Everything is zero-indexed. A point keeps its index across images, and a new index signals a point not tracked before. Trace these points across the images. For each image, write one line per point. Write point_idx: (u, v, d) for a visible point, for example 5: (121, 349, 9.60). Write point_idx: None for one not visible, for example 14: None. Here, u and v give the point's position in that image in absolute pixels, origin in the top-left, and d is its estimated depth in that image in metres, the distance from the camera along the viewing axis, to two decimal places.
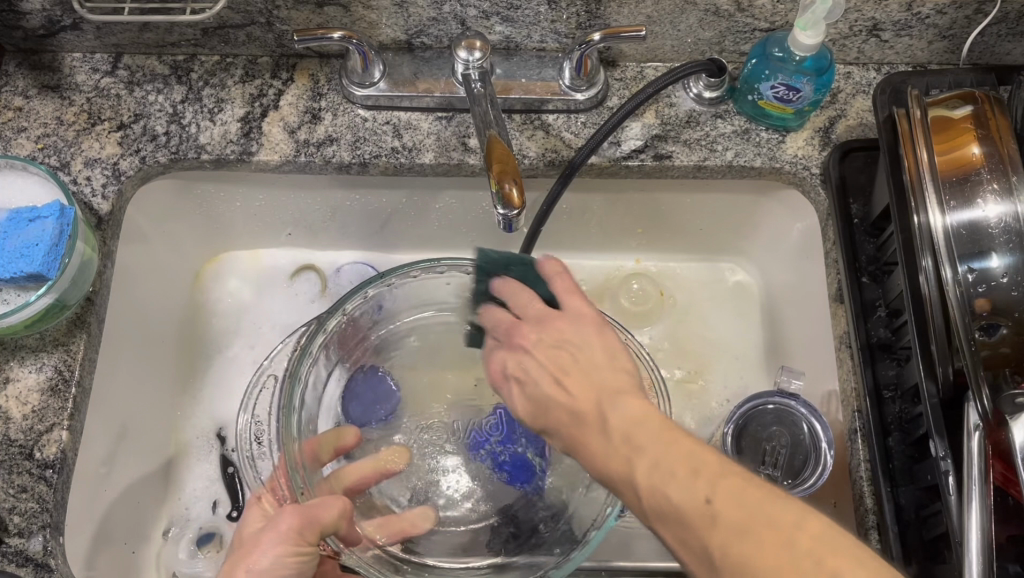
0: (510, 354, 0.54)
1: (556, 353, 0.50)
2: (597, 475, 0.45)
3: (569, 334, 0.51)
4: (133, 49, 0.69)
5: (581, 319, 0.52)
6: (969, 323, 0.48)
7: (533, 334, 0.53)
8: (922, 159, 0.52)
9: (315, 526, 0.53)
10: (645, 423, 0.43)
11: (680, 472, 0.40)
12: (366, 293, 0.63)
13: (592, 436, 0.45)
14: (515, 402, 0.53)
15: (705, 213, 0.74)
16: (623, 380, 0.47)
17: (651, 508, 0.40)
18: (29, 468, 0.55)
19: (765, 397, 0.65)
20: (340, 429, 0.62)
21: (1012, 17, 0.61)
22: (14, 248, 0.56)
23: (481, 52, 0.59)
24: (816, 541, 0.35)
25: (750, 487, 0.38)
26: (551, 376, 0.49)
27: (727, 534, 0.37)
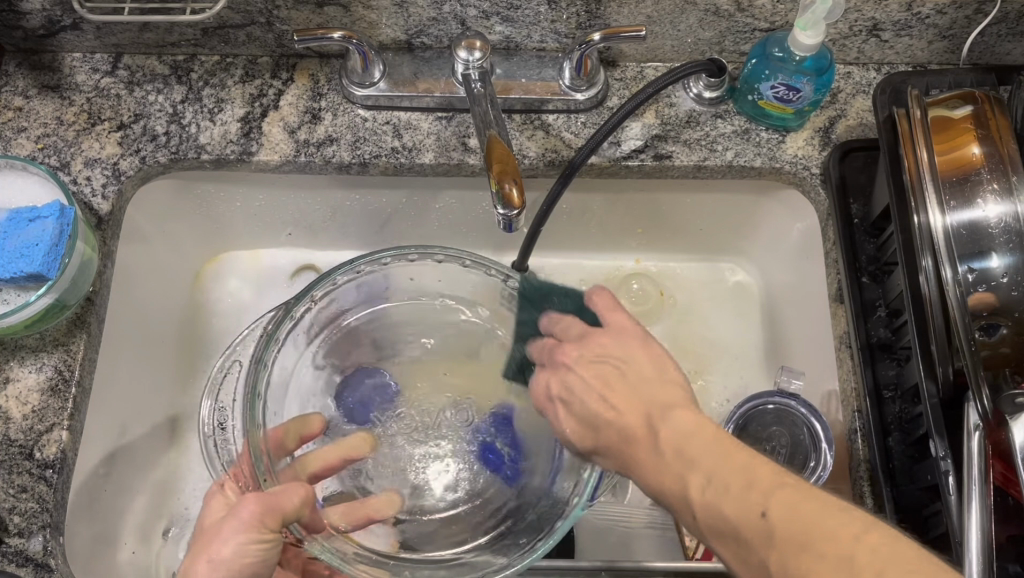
0: (553, 375, 0.55)
1: (599, 369, 0.52)
2: (654, 493, 0.47)
3: (611, 351, 0.53)
4: (134, 49, 0.69)
5: (621, 335, 0.54)
6: (969, 323, 0.48)
7: (570, 353, 0.54)
8: (922, 158, 0.52)
9: (279, 514, 0.51)
10: (697, 437, 0.45)
11: (735, 487, 0.42)
12: (337, 279, 0.60)
13: (643, 451, 0.47)
14: (560, 421, 0.54)
15: (705, 212, 0.74)
16: (671, 393, 0.49)
17: (709, 525, 0.42)
18: (29, 468, 0.56)
19: (765, 397, 0.65)
20: (306, 416, 0.60)
21: (1012, 17, 0.61)
22: (14, 248, 0.56)
23: (481, 52, 0.59)
24: (871, 549, 0.36)
25: (804, 496, 0.39)
26: (597, 394, 0.51)
27: (785, 546, 0.38)
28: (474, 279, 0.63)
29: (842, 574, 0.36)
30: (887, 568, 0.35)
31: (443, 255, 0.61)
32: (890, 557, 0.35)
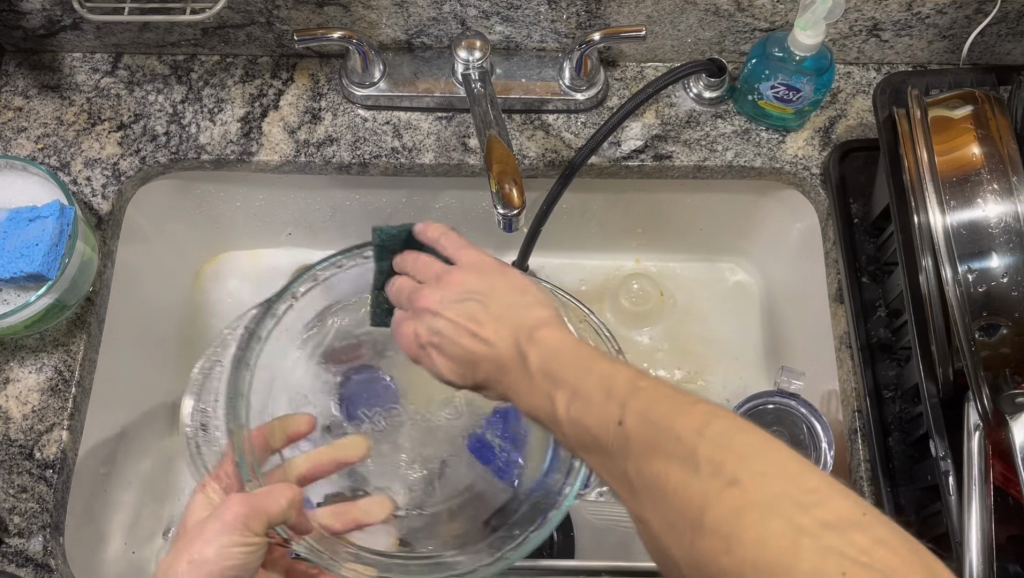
0: (421, 321, 0.53)
1: (461, 307, 0.50)
2: (532, 417, 0.45)
3: (473, 285, 0.51)
4: (133, 49, 0.69)
5: (481, 274, 0.52)
6: (969, 323, 0.48)
7: (435, 301, 0.52)
8: (922, 158, 0.52)
9: (262, 516, 0.51)
10: (562, 354, 0.43)
11: (596, 397, 0.39)
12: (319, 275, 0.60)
13: (517, 377, 0.45)
14: (441, 364, 0.52)
15: (705, 212, 0.74)
16: (536, 317, 0.47)
17: (578, 440, 0.40)
18: (29, 468, 0.55)
19: (765, 397, 0.65)
20: (293, 415, 0.57)
21: (1012, 17, 0.61)
22: (14, 248, 0.56)
23: (481, 52, 0.59)
24: (718, 443, 0.33)
25: (659, 397, 0.37)
26: (465, 328, 0.49)
27: (637, 449, 0.35)
28: None
29: (691, 475, 0.33)
30: (726, 462, 0.32)
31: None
32: (733, 450, 0.33)
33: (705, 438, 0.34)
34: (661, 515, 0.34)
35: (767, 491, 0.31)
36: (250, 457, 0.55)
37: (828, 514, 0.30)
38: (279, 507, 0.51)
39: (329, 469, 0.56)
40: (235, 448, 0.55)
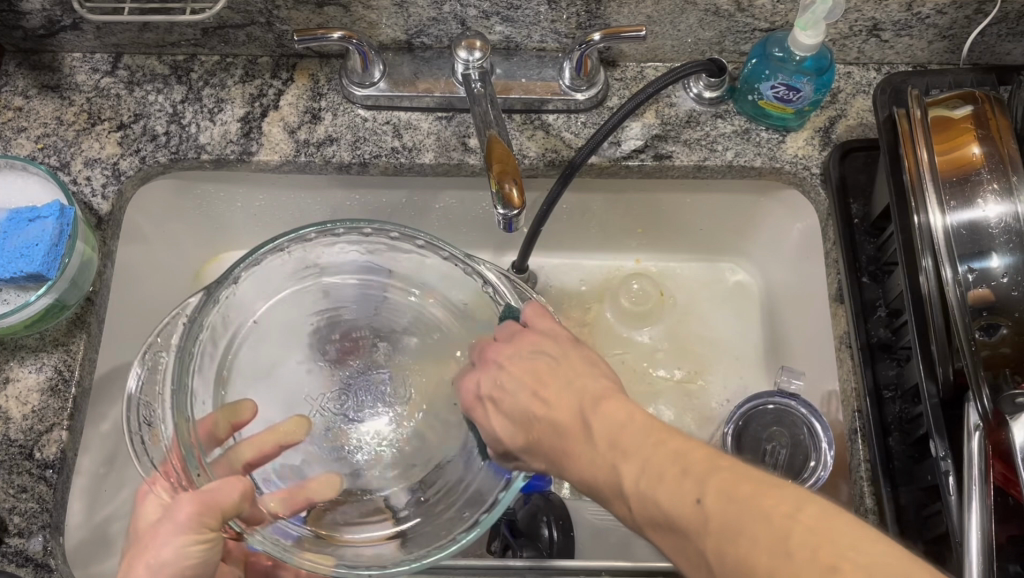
0: (484, 376, 0.53)
1: (530, 364, 0.51)
2: (586, 486, 0.45)
3: (544, 348, 0.52)
4: (134, 49, 0.69)
5: (551, 338, 0.52)
6: (969, 323, 0.48)
7: (501, 356, 0.52)
8: (922, 159, 0.52)
9: (216, 511, 0.49)
10: (630, 426, 0.43)
11: (669, 476, 0.39)
12: (283, 246, 0.56)
13: (576, 444, 0.45)
14: (488, 422, 0.52)
15: (705, 212, 0.74)
16: (601, 385, 0.48)
17: (645, 516, 0.40)
18: (29, 468, 0.56)
19: (765, 397, 0.65)
20: (235, 404, 0.54)
21: (1013, 18, 0.61)
22: (14, 248, 0.56)
23: (481, 52, 0.59)
24: (811, 528, 0.34)
25: (739, 478, 0.37)
26: (529, 387, 0.50)
27: (719, 530, 0.36)
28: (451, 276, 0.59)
29: (783, 561, 0.33)
30: (825, 548, 0.33)
31: (398, 233, 0.58)
32: (831, 536, 0.33)
33: (798, 521, 0.34)
34: None
35: None
36: (195, 448, 0.52)
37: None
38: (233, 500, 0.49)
39: (272, 455, 0.54)
40: (179, 442, 0.51)
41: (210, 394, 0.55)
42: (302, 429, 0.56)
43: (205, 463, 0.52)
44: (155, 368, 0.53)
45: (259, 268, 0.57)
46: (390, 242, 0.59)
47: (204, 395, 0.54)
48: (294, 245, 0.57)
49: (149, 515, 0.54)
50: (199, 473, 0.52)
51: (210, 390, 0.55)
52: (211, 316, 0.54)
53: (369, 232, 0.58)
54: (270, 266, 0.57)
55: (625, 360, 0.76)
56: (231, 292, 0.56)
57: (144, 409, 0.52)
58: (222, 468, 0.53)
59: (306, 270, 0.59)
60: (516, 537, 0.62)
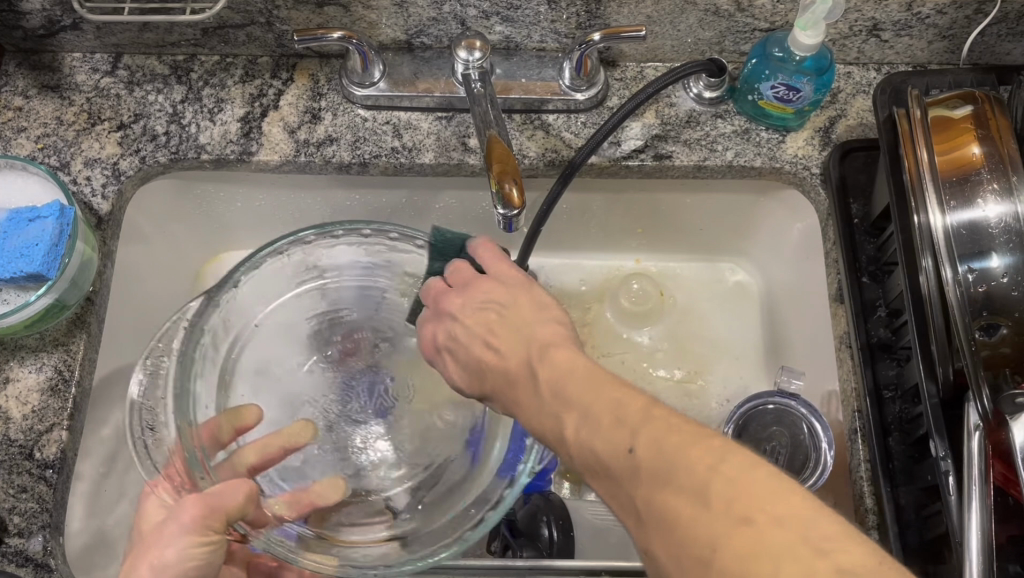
0: (441, 327, 0.53)
1: (482, 312, 0.50)
2: (534, 432, 0.45)
3: (495, 295, 0.51)
4: (133, 49, 0.69)
5: (500, 284, 0.52)
6: (969, 323, 0.48)
7: (455, 306, 0.52)
8: (922, 158, 0.52)
9: (221, 513, 0.50)
10: (574, 373, 0.42)
11: (605, 423, 0.39)
12: (282, 250, 0.60)
13: (525, 391, 0.45)
14: (451, 370, 0.52)
15: (705, 212, 0.74)
16: (550, 331, 0.47)
17: (582, 461, 0.40)
18: (29, 468, 0.55)
19: (766, 397, 0.65)
20: (238, 410, 0.58)
21: (1012, 18, 0.61)
22: (14, 248, 0.56)
23: (481, 52, 0.59)
24: (733, 482, 0.33)
25: (670, 428, 0.37)
26: (479, 336, 0.49)
27: (649, 479, 0.36)
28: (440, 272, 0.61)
29: (701, 511, 0.33)
30: (740, 500, 0.33)
31: (395, 233, 0.61)
32: (749, 490, 0.33)
33: (719, 473, 0.34)
34: (669, 550, 0.34)
35: (781, 535, 0.32)
36: (199, 451, 0.55)
37: (847, 561, 0.30)
38: (238, 503, 0.50)
39: (277, 459, 0.57)
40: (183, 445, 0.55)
41: (212, 396, 0.59)
42: (306, 433, 0.58)
43: (211, 468, 0.55)
44: (156, 372, 0.55)
45: (262, 273, 0.61)
46: (389, 242, 0.62)
47: (206, 392, 0.58)
48: (293, 248, 0.61)
49: (153, 516, 0.54)
50: (203, 476, 0.54)
51: (213, 392, 0.59)
52: (212, 318, 0.59)
53: (367, 234, 0.61)
54: (273, 271, 0.61)
55: (625, 361, 0.76)
56: (233, 295, 0.60)
57: (148, 413, 0.54)
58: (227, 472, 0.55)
59: (307, 272, 0.63)
60: (515, 537, 0.62)
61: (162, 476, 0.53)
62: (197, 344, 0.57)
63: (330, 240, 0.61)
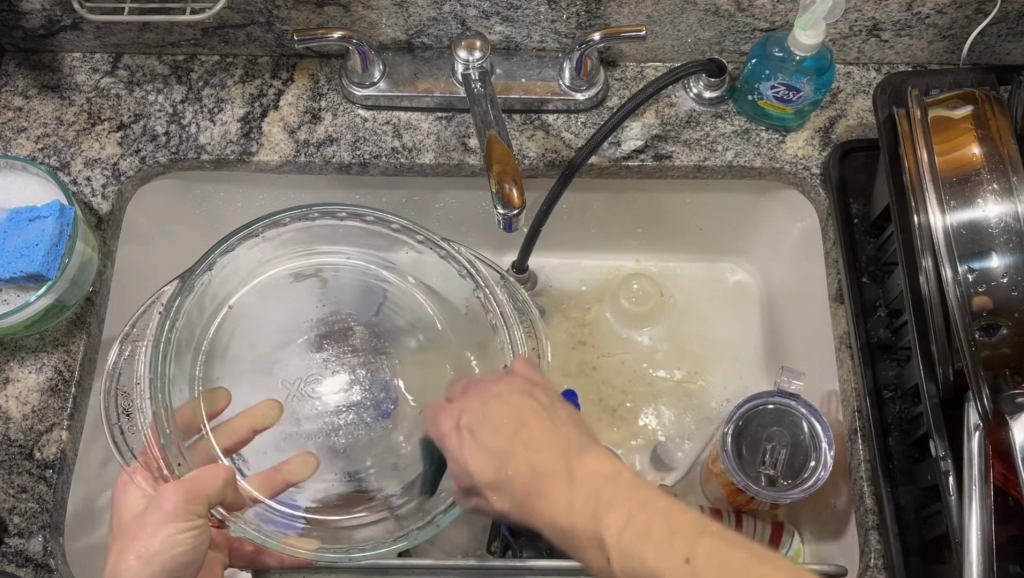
0: (458, 415, 0.52)
1: (512, 405, 0.50)
2: (558, 533, 0.45)
3: (525, 388, 0.51)
4: (133, 49, 0.69)
5: (526, 382, 0.52)
6: (969, 323, 0.48)
7: (477, 397, 0.52)
8: (922, 158, 0.52)
9: (203, 498, 0.49)
10: (617, 481, 0.44)
11: (657, 534, 0.40)
12: (258, 231, 0.56)
13: (557, 488, 0.45)
14: (457, 457, 0.50)
15: (704, 211, 0.74)
16: (580, 435, 0.49)
17: (625, 570, 0.41)
18: (29, 468, 0.55)
19: (765, 397, 0.64)
20: (209, 393, 0.54)
21: (1013, 18, 0.61)
22: (14, 248, 0.56)
23: (481, 52, 0.59)
24: None
25: (728, 546, 0.39)
26: (508, 430, 0.49)
27: None
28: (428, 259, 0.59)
29: None
30: None
31: (372, 217, 0.58)
32: None
33: None
34: None
35: None
36: (172, 435, 0.52)
37: None
38: (217, 487, 0.50)
39: (247, 440, 0.54)
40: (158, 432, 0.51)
41: (187, 380, 0.54)
42: (273, 412, 0.54)
43: (184, 451, 0.52)
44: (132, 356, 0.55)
45: (236, 255, 0.57)
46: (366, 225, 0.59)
47: (179, 379, 0.53)
48: (269, 231, 0.57)
49: (132, 506, 0.53)
50: (179, 462, 0.52)
51: (188, 374, 0.54)
52: (185, 301, 0.54)
53: (343, 216, 0.58)
54: (247, 254, 0.57)
55: (625, 361, 0.76)
56: (207, 278, 0.56)
57: (122, 398, 0.54)
58: (200, 456, 0.53)
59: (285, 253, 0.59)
60: (516, 537, 0.61)
61: (139, 463, 0.53)
62: (172, 331, 0.53)
63: (306, 223, 0.58)
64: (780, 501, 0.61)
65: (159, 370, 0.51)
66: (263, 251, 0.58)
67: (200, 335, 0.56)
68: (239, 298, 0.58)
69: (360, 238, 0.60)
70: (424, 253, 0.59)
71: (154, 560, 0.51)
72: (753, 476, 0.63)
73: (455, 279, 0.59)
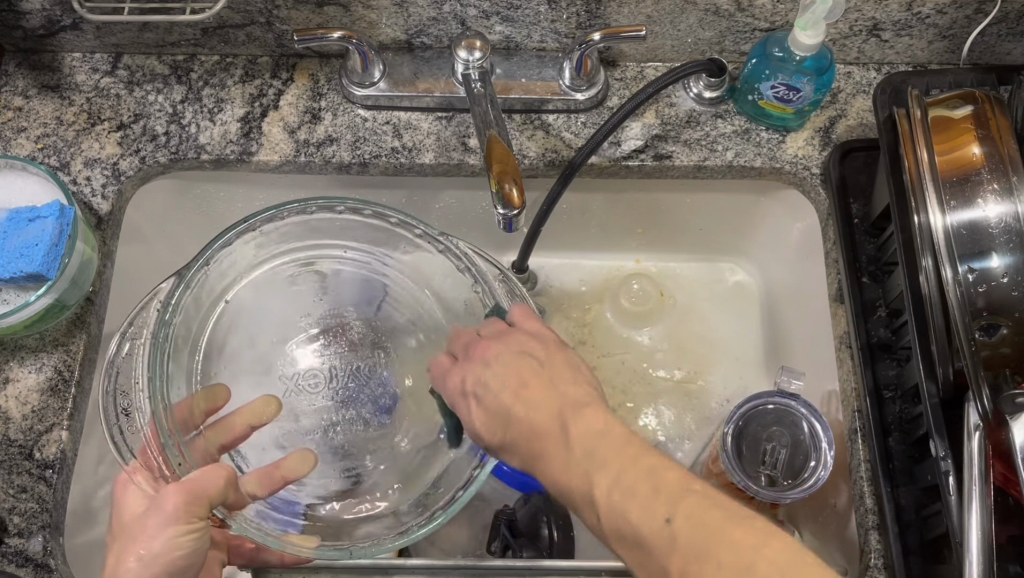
0: (464, 374, 0.52)
1: (513, 363, 0.51)
2: (555, 489, 0.46)
3: (529, 350, 0.51)
4: (133, 49, 0.69)
5: (529, 338, 0.52)
6: (969, 323, 0.48)
7: (481, 355, 0.52)
8: (922, 158, 0.52)
9: (205, 500, 0.49)
10: (609, 438, 0.45)
11: (641, 492, 0.41)
12: (255, 225, 0.55)
13: (553, 446, 0.46)
14: (465, 415, 0.51)
15: (704, 211, 0.74)
16: (583, 392, 0.49)
17: (612, 527, 0.42)
18: (29, 468, 0.55)
19: (765, 397, 0.64)
20: (209, 390, 0.54)
21: (1013, 17, 0.61)
22: (13, 248, 0.56)
23: (481, 51, 0.59)
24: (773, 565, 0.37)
25: (708, 505, 0.40)
26: (508, 390, 0.49)
27: (686, 555, 0.39)
28: (427, 258, 0.59)
29: None
30: None
31: (372, 212, 0.57)
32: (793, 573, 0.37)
33: (762, 556, 0.37)
34: None
35: None
36: (173, 434, 0.51)
37: None
38: (217, 487, 0.49)
39: (244, 436, 0.54)
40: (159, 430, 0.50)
41: (184, 378, 0.54)
42: (269, 408, 0.55)
43: (183, 448, 0.51)
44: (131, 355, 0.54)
45: (232, 248, 0.56)
46: (363, 219, 0.57)
47: (178, 376, 0.53)
48: (267, 225, 0.56)
49: (130, 508, 0.52)
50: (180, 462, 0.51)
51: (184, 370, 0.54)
52: (184, 297, 0.54)
53: (341, 211, 0.57)
54: (243, 247, 0.56)
55: (625, 361, 0.76)
56: (204, 274, 0.55)
57: (122, 397, 0.53)
58: (200, 454, 0.52)
59: (281, 246, 0.58)
60: (516, 537, 0.61)
61: (139, 461, 0.52)
62: (168, 328, 0.52)
63: (303, 217, 0.57)
64: (780, 501, 0.60)
65: (158, 370, 0.51)
66: (259, 244, 0.57)
67: (196, 331, 0.55)
68: (237, 294, 0.57)
69: (359, 233, 0.59)
70: (423, 248, 0.58)
71: (155, 561, 0.50)
72: (754, 476, 0.63)
73: (454, 275, 0.58)
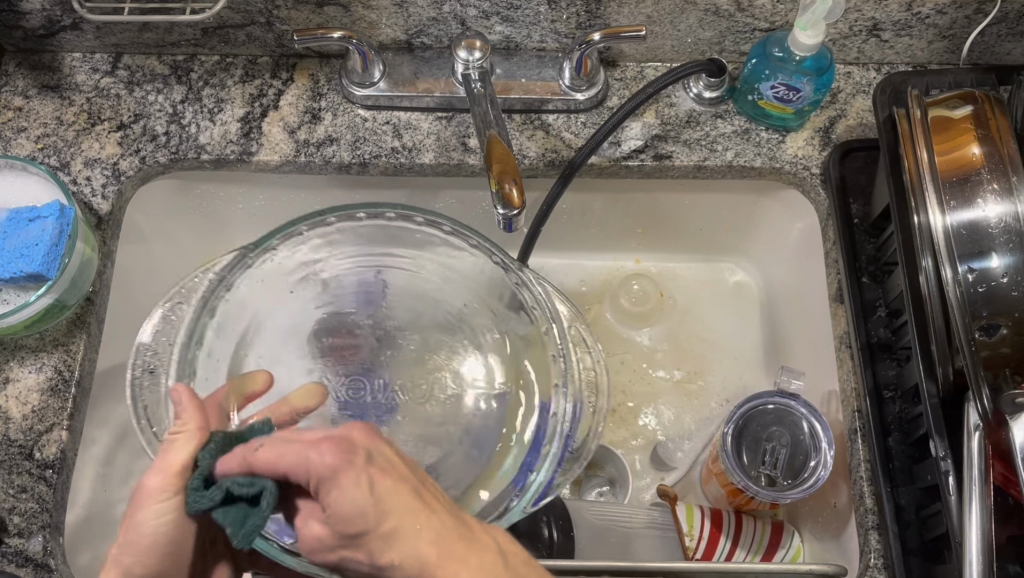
0: (345, 455, 0.39)
1: (402, 461, 0.41)
2: None
3: (401, 466, 0.41)
4: (134, 49, 0.69)
5: (389, 455, 0.41)
6: (969, 323, 0.48)
7: (365, 440, 0.41)
8: (922, 158, 0.52)
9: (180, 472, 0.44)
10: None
11: None
12: (331, 221, 0.54)
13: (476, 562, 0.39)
14: (338, 498, 0.38)
15: (705, 212, 0.74)
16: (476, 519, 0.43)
17: None
18: (29, 468, 0.56)
19: (766, 397, 0.64)
20: (249, 375, 0.50)
21: (1013, 17, 0.61)
22: (14, 248, 0.56)
23: (481, 52, 0.59)
24: None
25: None
26: (414, 487, 0.40)
27: None
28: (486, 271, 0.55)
29: None
30: None
31: (450, 227, 0.55)
32: None
33: None
34: None
35: None
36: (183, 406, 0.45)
37: None
38: (183, 461, 0.43)
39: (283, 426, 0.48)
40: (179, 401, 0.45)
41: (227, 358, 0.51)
42: (317, 396, 0.51)
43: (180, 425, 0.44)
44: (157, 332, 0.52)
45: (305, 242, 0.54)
46: (441, 234, 0.55)
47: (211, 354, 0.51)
48: (343, 223, 0.54)
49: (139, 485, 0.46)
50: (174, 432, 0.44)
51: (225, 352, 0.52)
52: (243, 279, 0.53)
53: (419, 222, 0.55)
54: (317, 244, 0.55)
55: (626, 361, 0.76)
56: (266, 261, 0.53)
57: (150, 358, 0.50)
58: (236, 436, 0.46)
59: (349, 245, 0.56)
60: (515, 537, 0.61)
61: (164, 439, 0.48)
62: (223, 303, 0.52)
63: (380, 221, 0.55)
64: (780, 501, 0.61)
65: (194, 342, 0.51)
66: (332, 243, 0.55)
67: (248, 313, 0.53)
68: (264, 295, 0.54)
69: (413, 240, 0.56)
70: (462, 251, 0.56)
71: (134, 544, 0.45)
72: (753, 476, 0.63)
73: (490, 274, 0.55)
